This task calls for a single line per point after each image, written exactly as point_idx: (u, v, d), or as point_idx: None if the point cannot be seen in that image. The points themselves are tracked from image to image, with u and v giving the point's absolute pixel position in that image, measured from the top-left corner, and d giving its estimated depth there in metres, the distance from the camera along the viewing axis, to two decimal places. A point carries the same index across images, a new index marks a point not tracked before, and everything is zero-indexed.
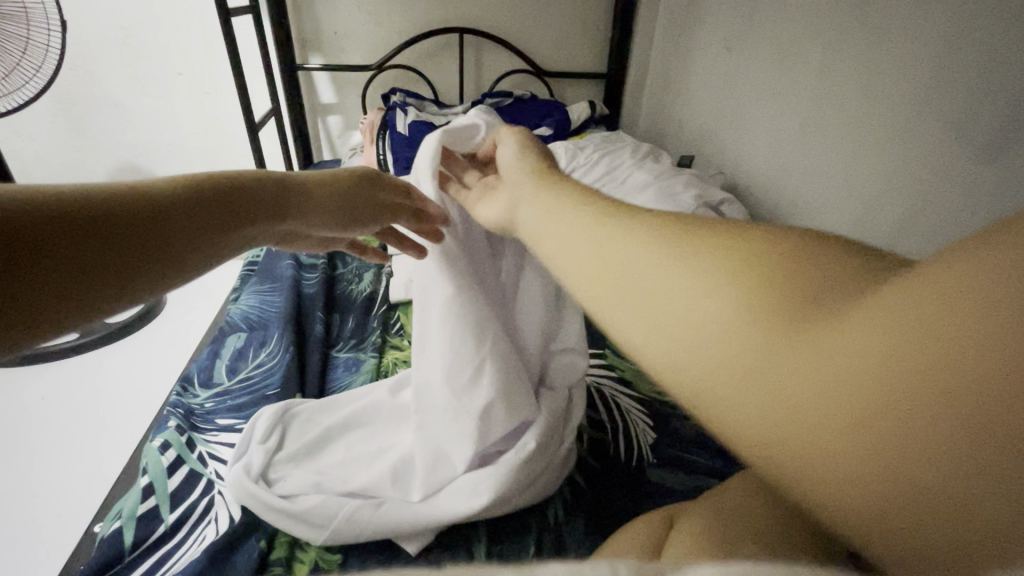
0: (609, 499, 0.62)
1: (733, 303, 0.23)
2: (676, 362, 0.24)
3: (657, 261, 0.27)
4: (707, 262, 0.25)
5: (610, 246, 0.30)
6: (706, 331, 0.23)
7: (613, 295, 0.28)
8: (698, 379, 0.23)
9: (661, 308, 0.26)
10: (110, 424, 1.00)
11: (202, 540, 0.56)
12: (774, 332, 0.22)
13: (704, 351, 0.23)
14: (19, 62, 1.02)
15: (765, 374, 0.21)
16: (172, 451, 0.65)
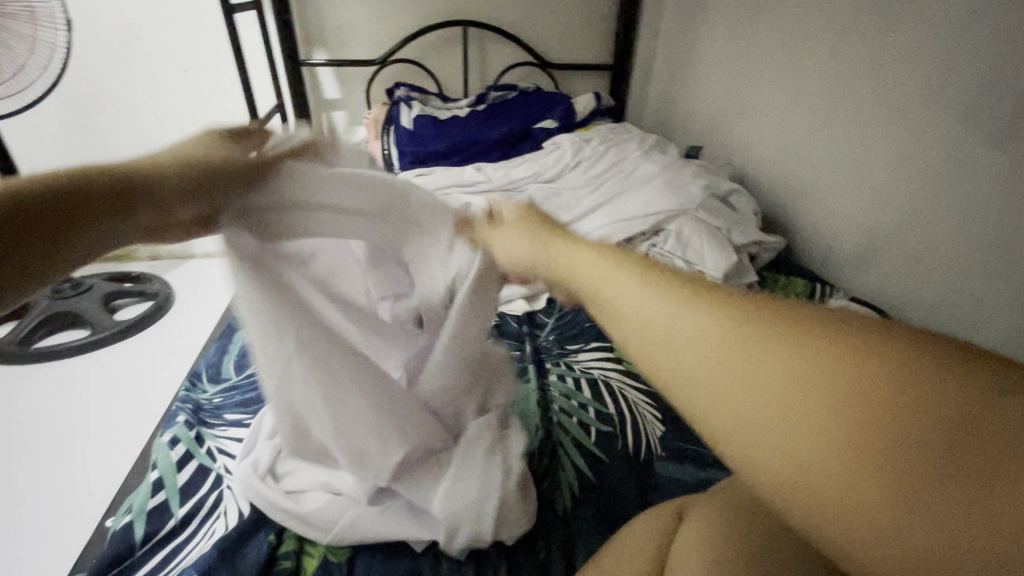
0: (617, 492, 0.61)
1: (832, 417, 0.22)
2: (762, 454, 0.24)
3: (729, 345, 0.25)
4: (794, 359, 0.24)
5: (670, 314, 0.28)
6: (799, 428, 0.23)
7: (673, 367, 0.27)
8: (778, 477, 0.23)
9: (740, 399, 0.25)
10: (121, 419, 1.01)
11: (211, 534, 0.57)
12: (874, 453, 0.21)
13: (800, 448, 0.23)
14: (27, 61, 1.03)
15: (857, 490, 0.22)
16: (182, 446, 0.65)
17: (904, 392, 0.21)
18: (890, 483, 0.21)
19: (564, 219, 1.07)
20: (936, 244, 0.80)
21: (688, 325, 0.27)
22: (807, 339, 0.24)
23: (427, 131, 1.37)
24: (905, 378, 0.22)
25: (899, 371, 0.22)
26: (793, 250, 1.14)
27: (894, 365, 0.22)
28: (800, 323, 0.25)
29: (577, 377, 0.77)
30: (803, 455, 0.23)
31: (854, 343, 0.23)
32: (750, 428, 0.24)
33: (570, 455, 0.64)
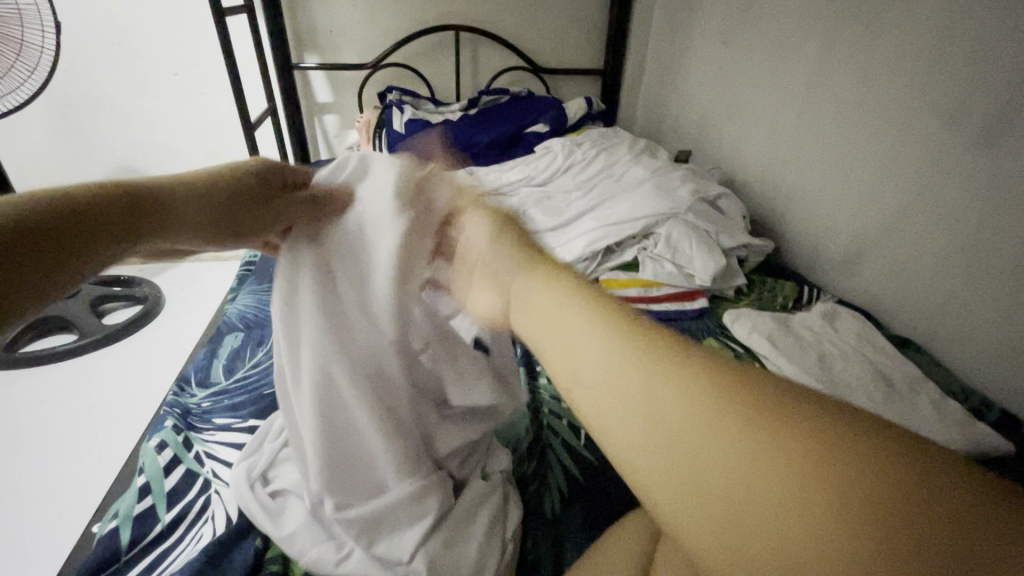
0: (606, 492, 0.62)
1: (726, 441, 0.21)
2: (683, 490, 0.22)
3: (647, 380, 0.25)
4: (706, 400, 0.23)
5: (604, 344, 0.28)
6: (744, 489, 0.20)
7: (601, 395, 0.26)
8: (686, 514, 0.21)
9: (653, 429, 0.23)
10: (109, 426, 1.00)
11: (199, 539, 0.56)
12: (784, 483, 0.20)
13: (719, 483, 0.21)
14: (15, 63, 1.02)
15: (755, 528, 0.20)
16: (169, 451, 0.65)
17: (856, 451, 0.19)
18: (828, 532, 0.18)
19: (555, 223, 1.08)
20: (921, 247, 0.81)
21: (635, 378, 0.25)
22: (751, 394, 0.22)
23: (420, 134, 1.37)
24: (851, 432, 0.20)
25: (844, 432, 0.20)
26: (781, 254, 1.15)
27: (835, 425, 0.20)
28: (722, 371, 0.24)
29: None
30: (714, 490, 0.21)
31: (809, 411, 0.21)
32: (682, 478, 0.22)
33: (559, 459, 0.65)
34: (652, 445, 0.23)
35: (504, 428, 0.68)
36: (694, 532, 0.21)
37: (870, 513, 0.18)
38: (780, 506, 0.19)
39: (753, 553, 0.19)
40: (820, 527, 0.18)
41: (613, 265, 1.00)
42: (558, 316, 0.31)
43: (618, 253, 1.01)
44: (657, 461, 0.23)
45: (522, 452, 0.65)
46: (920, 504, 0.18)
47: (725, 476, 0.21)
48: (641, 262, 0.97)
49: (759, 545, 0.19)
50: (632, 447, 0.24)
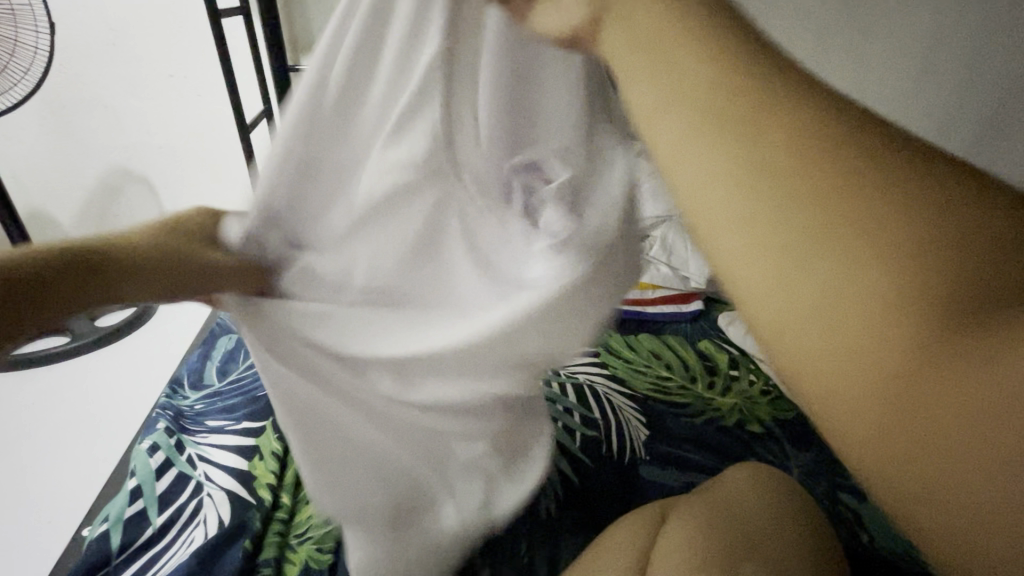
0: (602, 493, 0.62)
1: (913, 286, 0.16)
2: (830, 329, 0.17)
3: (816, 185, 0.18)
4: (898, 229, 0.17)
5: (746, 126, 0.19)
6: (923, 345, 0.16)
7: (719, 196, 0.19)
8: (825, 365, 0.17)
9: (812, 255, 0.17)
10: (103, 428, 0.99)
11: (190, 542, 0.56)
12: (962, 346, 0.16)
13: (884, 331, 0.16)
14: (8, 64, 1.01)
15: (913, 392, 0.16)
16: (161, 453, 0.64)
17: None
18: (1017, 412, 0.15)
19: None
20: None
21: (792, 176, 0.18)
22: (981, 255, 0.16)
23: None
24: (955, 219, 0.17)
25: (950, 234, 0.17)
26: None
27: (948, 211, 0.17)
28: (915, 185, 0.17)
29: (563, 382, 0.76)
30: (882, 340, 0.16)
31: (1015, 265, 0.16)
32: (831, 316, 0.17)
33: (555, 461, 0.65)
34: (791, 269, 0.18)
35: None
36: (835, 377, 0.17)
37: None
38: (958, 366, 0.16)
39: (913, 413, 0.16)
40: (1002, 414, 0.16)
41: None
42: (654, 60, 0.21)
43: None
44: (735, 227, 0.18)
45: None
46: None
47: (893, 328, 0.16)
48: None
49: (958, 433, 0.16)
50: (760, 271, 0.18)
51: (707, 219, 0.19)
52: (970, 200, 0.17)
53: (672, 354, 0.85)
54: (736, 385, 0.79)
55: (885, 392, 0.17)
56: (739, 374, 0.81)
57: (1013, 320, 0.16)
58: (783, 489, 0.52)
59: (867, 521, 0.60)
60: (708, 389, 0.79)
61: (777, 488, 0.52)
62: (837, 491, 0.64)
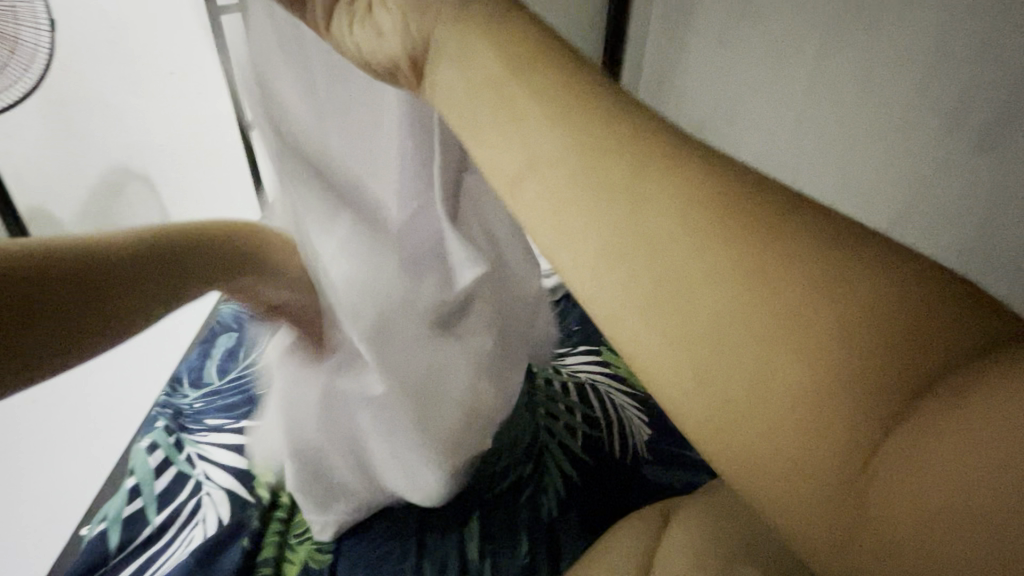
0: (604, 493, 0.62)
1: (739, 322, 0.21)
2: (688, 365, 0.22)
3: (671, 245, 0.23)
4: (723, 281, 0.22)
5: (608, 201, 0.24)
6: (759, 370, 0.21)
7: (594, 260, 0.24)
8: (685, 394, 0.22)
9: (670, 303, 0.22)
10: (103, 426, 0.99)
11: (189, 542, 0.55)
12: (782, 367, 0.21)
13: (730, 363, 0.21)
14: (8, 62, 1.01)
15: (754, 409, 0.21)
16: (160, 452, 0.64)
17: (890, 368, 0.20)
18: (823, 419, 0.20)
19: None
20: None
21: (651, 238, 0.23)
22: (794, 293, 0.21)
23: None
24: (774, 265, 0.22)
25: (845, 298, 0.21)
26: None
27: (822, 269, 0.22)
28: (746, 243, 0.22)
29: (565, 381, 0.75)
30: (728, 371, 0.21)
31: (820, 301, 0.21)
32: (688, 352, 0.22)
33: (555, 461, 0.64)
34: (658, 319, 0.22)
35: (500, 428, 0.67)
36: (695, 402, 0.22)
37: (853, 408, 0.20)
38: (784, 390, 0.21)
39: (757, 426, 0.21)
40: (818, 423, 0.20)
41: None
42: (523, 142, 0.26)
43: None
44: (610, 283, 0.23)
45: (519, 453, 0.64)
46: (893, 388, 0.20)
47: (736, 360, 0.21)
48: None
49: (786, 438, 0.21)
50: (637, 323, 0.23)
51: (588, 280, 0.24)
52: (782, 248, 0.22)
53: None
54: None
55: (805, 469, 0.20)
56: None
57: (819, 342, 0.20)
58: None
59: None
60: None
61: None
62: None
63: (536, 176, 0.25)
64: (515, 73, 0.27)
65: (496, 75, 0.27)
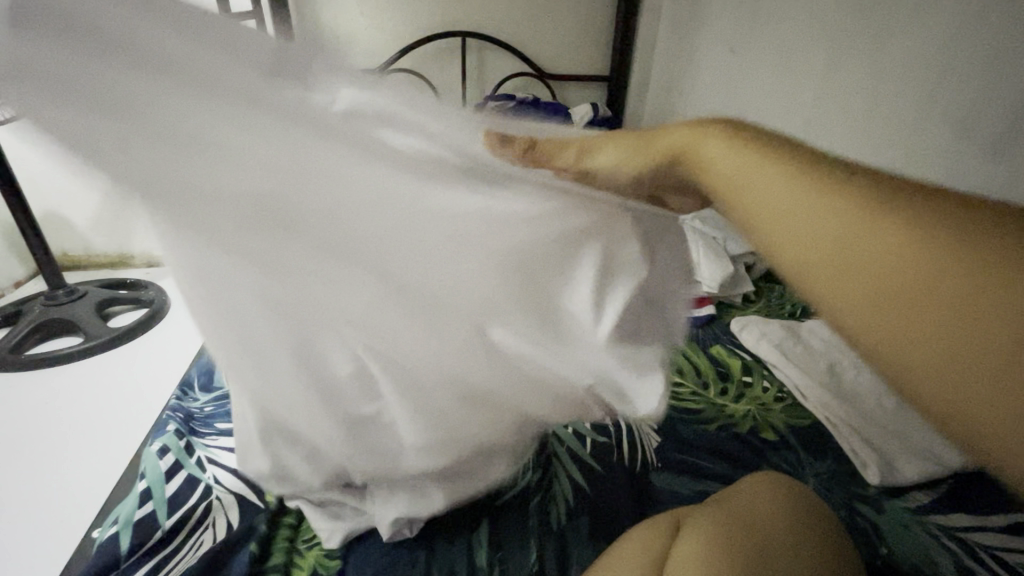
0: (615, 501, 0.61)
1: (901, 249, 0.30)
2: (853, 294, 0.31)
3: (854, 215, 0.32)
4: (880, 233, 0.31)
5: (802, 192, 0.34)
6: (920, 290, 0.29)
7: (785, 231, 0.34)
8: (849, 313, 0.31)
9: (846, 255, 0.32)
10: (112, 429, 0.99)
11: (200, 545, 0.56)
12: (944, 284, 0.28)
13: (899, 285, 0.29)
14: None
15: (904, 319, 0.29)
16: (171, 455, 0.64)
17: None
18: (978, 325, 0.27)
19: None
20: None
21: (840, 210, 0.32)
22: (959, 238, 0.29)
23: None
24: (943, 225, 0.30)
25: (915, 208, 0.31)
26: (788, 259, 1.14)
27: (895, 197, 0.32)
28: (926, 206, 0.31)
29: None
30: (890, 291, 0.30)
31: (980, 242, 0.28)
32: (861, 283, 0.31)
33: (565, 468, 0.64)
34: (836, 262, 0.32)
35: None
36: (864, 318, 0.30)
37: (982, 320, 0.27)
38: (940, 304, 0.28)
39: (917, 332, 0.29)
40: (964, 333, 0.27)
41: None
42: (743, 165, 0.38)
43: None
44: (805, 244, 0.33)
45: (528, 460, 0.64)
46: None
47: (896, 285, 0.30)
48: None
49: (944, 340, 0.28)
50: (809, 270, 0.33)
51: (787, 248, 0.34)
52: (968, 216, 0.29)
53: (683, 360, 0.84)
54: (749, 391, 0.78)
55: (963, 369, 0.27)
56: (752, 380, 0.80)
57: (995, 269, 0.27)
58: (798, 498, 0.51)
59: (886, 530, 0.59)
60: (720, 394, 0.78)
61: (790, 495, 0.51)
62: (855, 500, 0.62)
63: (749, 188, 0.37)
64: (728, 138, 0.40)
65: (710, 137, 0.41)
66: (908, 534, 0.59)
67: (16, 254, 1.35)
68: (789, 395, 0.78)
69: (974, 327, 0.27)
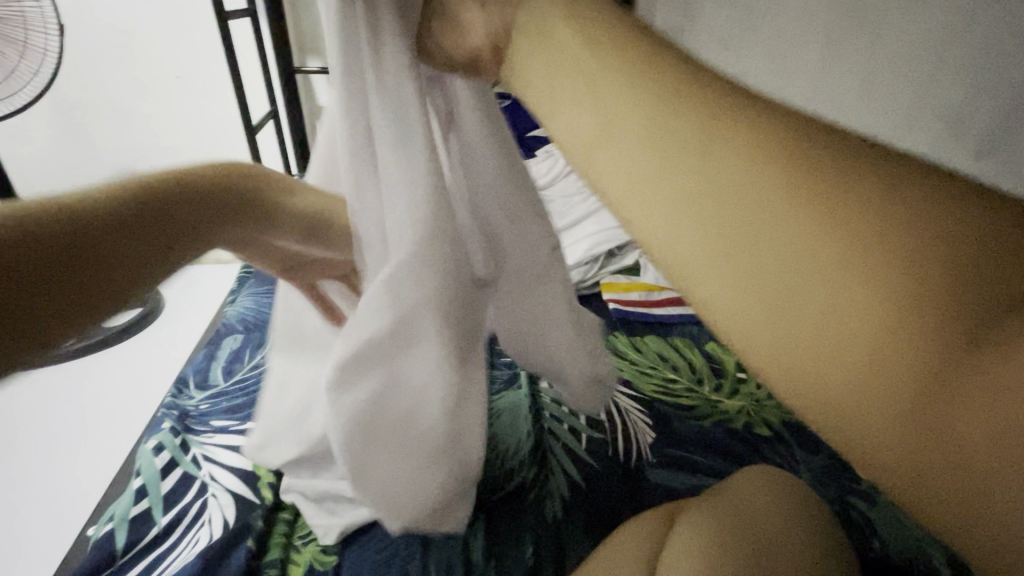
0: (609, 497, 0.62)
1: (796, 252, 0.23)
2: (748, 302, 0.25)
3: (745, 200, 0.24)
4: (780, 230, 0.24)
5: (671, 162, 0.26)
6: (821, 309, 0.23)
7: (657, 210, 0.27)
8: (735, 322, 0.25)
9: (741, 251, 0.25)
10: (106, 428, 0.99)
11: (195, 542, 0.55)
12: (850, 309, 0.23)
13: (802, 301, 0.24)
14: (18, 66, 1.02)
15: (803, 342, 0.24)
16: (166, 453, 0.64)
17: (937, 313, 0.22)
18: (893, 361, 0.23)
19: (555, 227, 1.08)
20: None
21: (728, 182, 0.25)
22: (860, 242, 0.22)
23: None
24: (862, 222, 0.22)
25: (860, 159, 0.23)
26: None
27: (791, 134, 0.24)
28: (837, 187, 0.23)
29: None
30: (793, 302, 0.24)
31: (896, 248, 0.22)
32: (752, 294, 0.25)
33: (561, 464, 0.64)
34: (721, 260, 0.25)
35: (505, 431, 0.67)
36: (757, 335, 0.25)
37: (885, 354, 0.23)
38: (843, 328, 0.23)
39: (816, 360, 0.24)
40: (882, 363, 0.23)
41: (614, 269, 1.02)
42: (600, 107, 0.28)
43: (619, 258, 1.04)
44: (681, 230, 0.26)
45: (524, 457, 0.65)
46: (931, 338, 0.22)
47: (797, 299, 0.24)
48: (644, 267, 1.02)
49: (846, 372, 0.23)
50: (692, 261, 0.26)
51: (662, 234, 0.27)
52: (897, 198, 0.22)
53: (678, 356, 0.84)
54: (743, 387, 0.79)
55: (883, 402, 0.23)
56: (747, 376, 0.81)
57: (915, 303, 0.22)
58: (797, 495, 0.51)
59: (878, 524, 0.59)
60: (715, 391, 0.78)
61: (789, 491, 0.51)
62: (848, 494, 0.63)
63: (609, 146, 0.28)
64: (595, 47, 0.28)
65: (573, 49, 0.29)
66: (900, 528, 0.59)
67: None
68: None
69: (897, 337, 0.22)
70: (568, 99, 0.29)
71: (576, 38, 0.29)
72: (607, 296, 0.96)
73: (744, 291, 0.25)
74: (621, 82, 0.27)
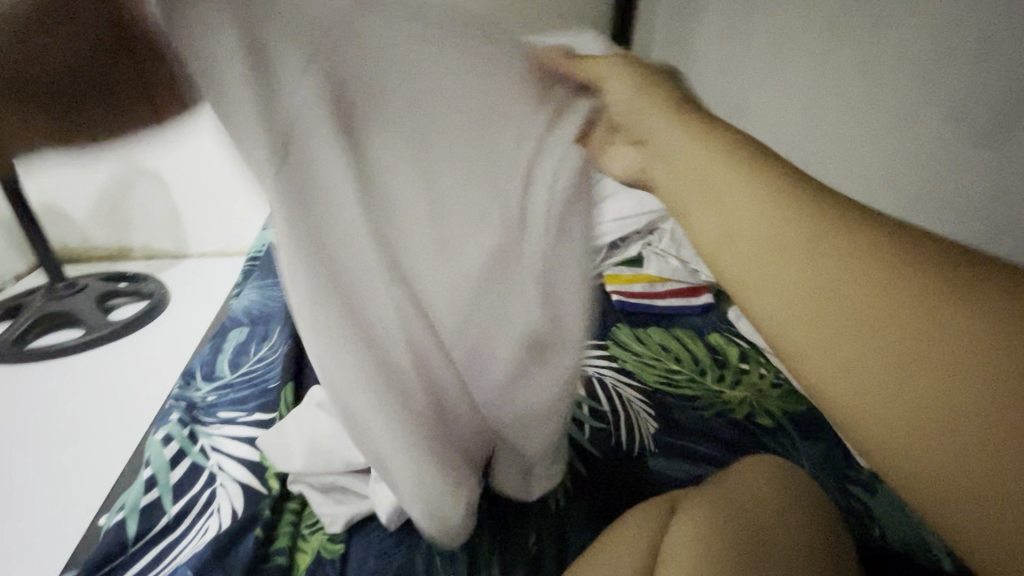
0: (610, 485, 0.62)
1: (866, 300, 0.30)
2: (835, 359, 0.30)
3: (809, 263, 0.32)
4: (842, 284, 0.31)
5: (775, 220, 0.34)
6: (887, 358, 0.29)
7: (745, 269, 0.34)
8: (826, 373, 0.31)
9: (819, 304, 0.31)
10: (117, 420, 1.00)
11: (205, 531, 0.57)
12: (900, 349, 0.29)
13: (874, 352, 0.30)
14: None
15: (874, 381, 0.29)
16: (175, 444, 0.65)
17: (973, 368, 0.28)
18: (956, 402, 0.27)
19: None
20: None
21: (799, 252, 0.32)
22: (911, 299, 0.29)
23: None
24: (919, 288, 0.30)
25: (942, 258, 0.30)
26: None
27: (868, 237, 0.32)
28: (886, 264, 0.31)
29: None
30: (859, 356, 0.30)
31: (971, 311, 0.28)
32: (841, 350, 0.30)
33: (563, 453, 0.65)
34: (824, 316, 0.31)
35: None
36: (836, 378, 0.30)
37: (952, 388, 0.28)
38: (908, 379, 0.29)
39: (881, 402, 0.29)
40: (944, 398, 0.28)
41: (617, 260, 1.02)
42: (700, 187, 0.37)
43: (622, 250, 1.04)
44: (777, 297, 0.33)
45: None
46: (982, 383, 0.27)
47: (867, 347, 0.30)
48: (645, 258, 1.02)
49: (921, 415, 0.28)
50: (781, 318, 0.32)
51: (771, 303, 0.33)
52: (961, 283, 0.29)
53: (680, 347, 0.85)
54: (745, 377, 0.79)
55: (956, 440, 0.27)
56: (748, 367, 0.81)
57: (979, 358, 0.27)
58: (798, 484, 0.52)
59: (878, 514, 0.60)
60: (716, 381, 0.78)
61: (790, 479, 0.52)
62: (848, 485, 0.63)
63: (717, 222, 0.36)
64: (703, 141, 0.38)
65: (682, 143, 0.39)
66: (901, 515, 0.60)
67: (15, 248, 1.36)
68: (784, 381, 0.79)
69: (972, 384, 0.27)
70: (712, 187, 0.36)
71: (680, 128, 0.39)
72: (609, 287, 0.97)
73: (844, 344, 0.30)
74: (740, 180, 0.35)
